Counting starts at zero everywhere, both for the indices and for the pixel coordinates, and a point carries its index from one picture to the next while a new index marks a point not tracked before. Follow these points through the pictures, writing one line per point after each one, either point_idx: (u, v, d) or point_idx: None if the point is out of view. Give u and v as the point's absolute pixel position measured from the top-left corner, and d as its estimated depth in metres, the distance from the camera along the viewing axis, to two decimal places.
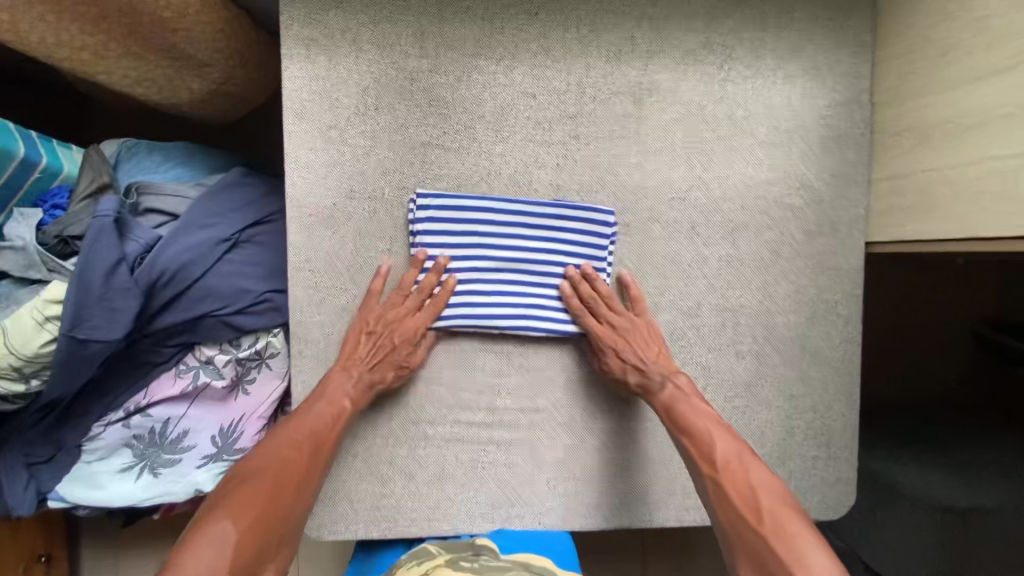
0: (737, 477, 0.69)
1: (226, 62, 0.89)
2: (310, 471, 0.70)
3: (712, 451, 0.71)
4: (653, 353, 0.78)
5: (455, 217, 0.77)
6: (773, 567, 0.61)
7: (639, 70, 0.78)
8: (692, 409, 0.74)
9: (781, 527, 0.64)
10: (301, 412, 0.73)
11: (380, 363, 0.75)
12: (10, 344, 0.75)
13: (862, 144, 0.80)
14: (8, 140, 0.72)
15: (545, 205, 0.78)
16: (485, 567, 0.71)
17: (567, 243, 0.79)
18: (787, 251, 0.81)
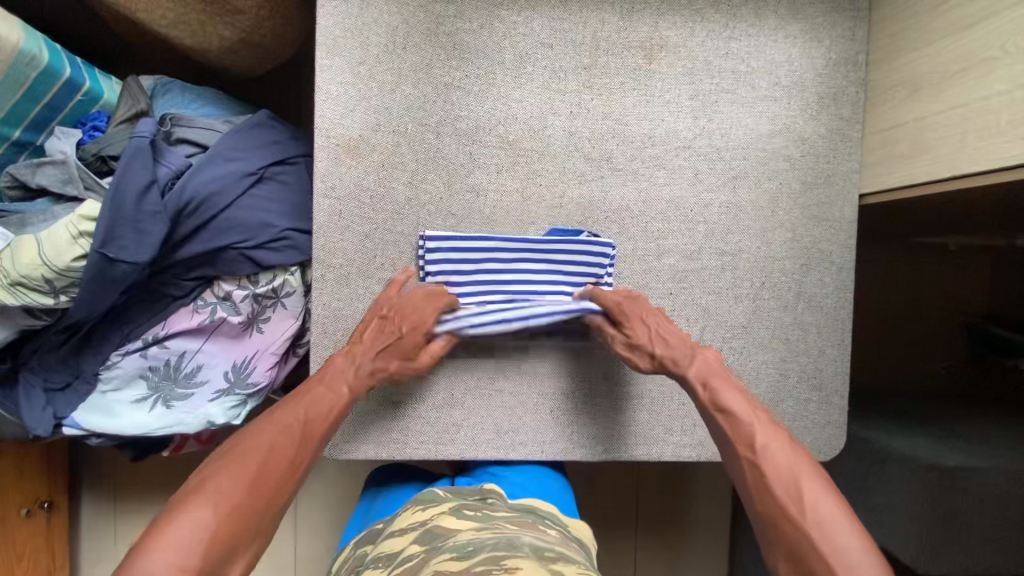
0: (775, 460, 0.66)
1: (258, 12, 0.94)
2: (299, 456, 0.68)
3: (744, 435, 0.69)
4: (678, 340, 0.78)
5: (464, 257, 0.82)
6: (812, 561, 0.58)
7: (651, 26, 0.83)
8: (726, 389, 0.73)
9: (823, 521, 0.60)
10: (306, 394, 0.73)
11: (385, 351, 0.77)
12: (45, 256, 0.78)
13: (857, 102, 0.85)
14: (57, 61, 0.77)
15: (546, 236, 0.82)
16: (488, 516, 0.72)
17: (569, 264, 0.84)
18: (785, 201, 0.85)
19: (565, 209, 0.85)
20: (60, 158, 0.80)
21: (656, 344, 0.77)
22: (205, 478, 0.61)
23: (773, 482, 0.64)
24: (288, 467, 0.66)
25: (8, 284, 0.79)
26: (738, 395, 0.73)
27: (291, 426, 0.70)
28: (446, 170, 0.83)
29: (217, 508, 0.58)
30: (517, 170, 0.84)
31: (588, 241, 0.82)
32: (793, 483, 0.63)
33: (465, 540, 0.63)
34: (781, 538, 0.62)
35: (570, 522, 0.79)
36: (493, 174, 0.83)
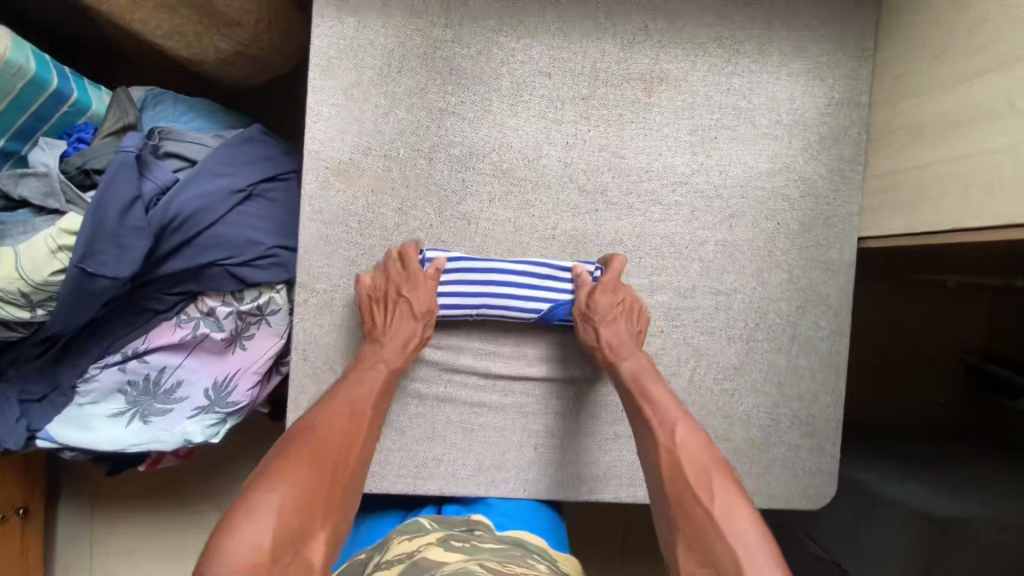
0: (689, 448, 0.70)
1: (255, 25, 0.93)
2: (364, 437, 0.70)
3: (664, 428, 0.71)
4: (622, 336, 0.77)
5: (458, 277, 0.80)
6: (715, 541, 0.61)
7: (652, 58, 0.82)
8: (654, 381, 0.75)
9: (729, 508, 0.64)
10: (361, 376, 0.74)
11: (411, 321, 0.78)
12: (22, 269, 0.76)
13: (859, 144, 0.83)
14: (44, 72, 0.76)
15: (537, 265, 0.81)
16: (477, 547, 0.69)
17: (560, 272, 0.81)
18: (782, 241, 0.83)
19: (556, 241, 0.83)
20: (43, 170, 0.78)
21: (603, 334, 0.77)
22: (285, 461, 0.63)
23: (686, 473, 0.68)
24: (353, 448, 0.69)
25: None
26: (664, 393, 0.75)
27: (351, 408, 0.71)
28: (436, 196, 0.81)
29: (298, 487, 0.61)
30: (510, 200, 0.82)
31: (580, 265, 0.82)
32: (704, 471, 0.68)
33: (455, 570, 0.60)
34: (685, 522, 0.64)
35: (559, 556, 0.77)
36: (485, 202, 0.82)
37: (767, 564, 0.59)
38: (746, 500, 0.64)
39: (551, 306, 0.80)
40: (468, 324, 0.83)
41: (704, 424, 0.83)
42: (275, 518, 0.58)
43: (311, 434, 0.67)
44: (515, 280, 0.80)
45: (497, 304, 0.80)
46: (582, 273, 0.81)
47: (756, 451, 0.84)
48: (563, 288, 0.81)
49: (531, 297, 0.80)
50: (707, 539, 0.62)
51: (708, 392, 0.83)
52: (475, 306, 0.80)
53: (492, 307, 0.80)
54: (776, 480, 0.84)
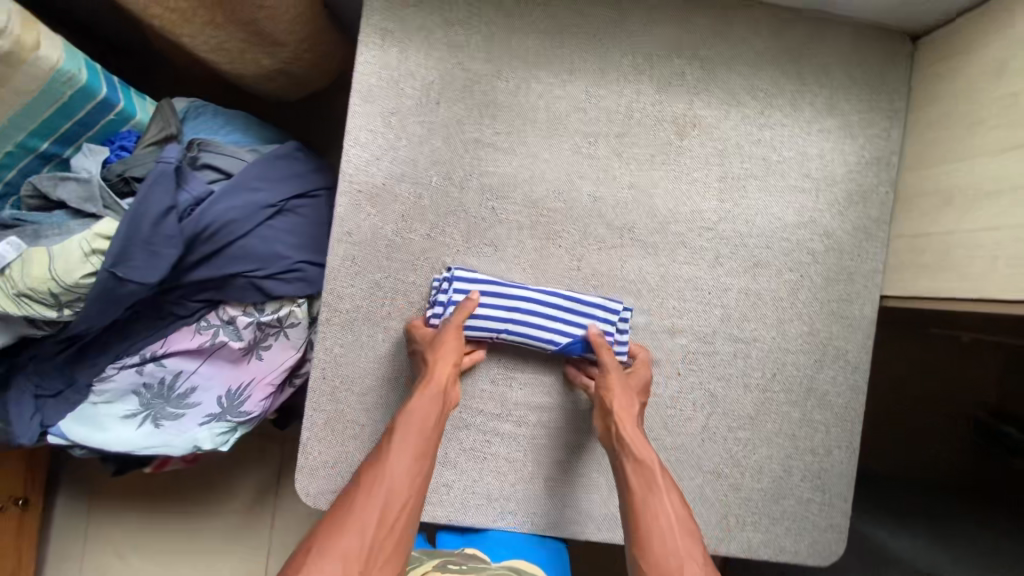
0: (665, 534, 0.67)
1: (297, 44, 0.95)
2: (405, 512, 0.68)
3: (673, 535, 0.67)
4: (635, 419, 0.75)
5: (485, 297, 0.80)
6: None
7: (686, 104, 0.83)
8: (645, 457, 0.73)
9: None
10: (395, 446, 0.71)
11: (448, 385, 0.76)
12: (55, 270, 0.77)
13: (885, 203, 0.84)
14: (94, 80, 0.77)
15: (560, 296, 0.81)
16: (473, 569, 0.73)
17: (584, 310, 0.81)
18: (805, 293, 0.84)
19: (579, 276, 0.83)
20: (85, 175, 0.80)
21: (620, 410, 0.75)
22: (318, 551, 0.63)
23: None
24: (380, 537, 0.65)
25: (13, 294, 0.77)
26: (676, 501, 0.71)
27: (381, 488, 0.68)
28: (465, 226, 0.82)
29: None
30: (537, 231, 0.82)
31: (601, 301, 0.82)
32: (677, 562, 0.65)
33: None
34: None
35: None
36: (511, 233, 0.82)
37: None
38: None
39: (569, 340, 0.81)
40: (489, 351, 0.83)
41: (717, 471, 0.83)
42: None
43: (348, 518, 0.66)
44: (539, 309, 0.80)
45: (520, 330, 0.80)
46: (597, 335, 0.80)
47: (767, 503, 0.83)
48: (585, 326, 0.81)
49: (552, 327, 0.80)
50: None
51: (721, 440, 0.83)
52: (498, 329, 0.80)
53: (514, 332, 0.80)
54: (784, 533, 0.83)
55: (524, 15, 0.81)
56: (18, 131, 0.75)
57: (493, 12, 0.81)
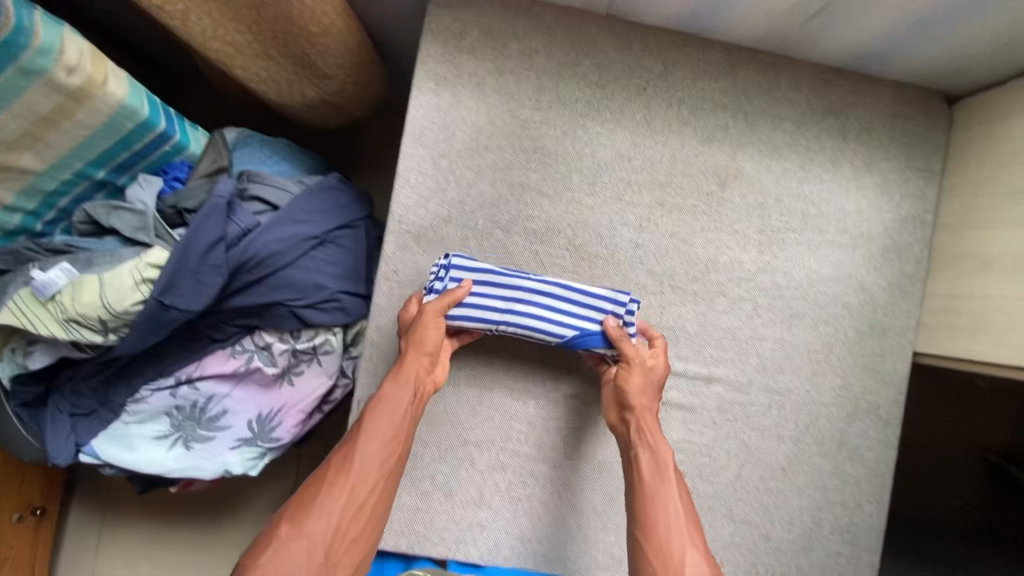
0: (670, 523, 0.69)
1: (345, 77, 0.97)
2: (374, 498, 0.68)
3: (681, 526, 0.69)
4: (654, 413, 0.76)
5: (482, 286, 0.78)
6: None
7: (729, 156, 0.85)
8: (657, 447, 0.73)
9: None
10: (367, 432, 0.70)
11: (422, 372, 0.75)
12: (106, 298, 0.78)
13: (920, 260, 0.86)
14: (154, 115, 0.78)
15: (565, 289, 0.78)
16: None
17: (590, 304, 0.79)
18: (838, 346, 0.85)
19: None
20: (140, 207, 0.81)
21: (640, 404, 0.76)
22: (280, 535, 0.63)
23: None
24: (346, 522, 0.65)
25: (63, 319, 0.78)
26: (682, 493, 0.72)
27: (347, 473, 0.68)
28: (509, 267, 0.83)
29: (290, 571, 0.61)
30: (579, 275, 0.84)
31: (608, 294, 0.79)
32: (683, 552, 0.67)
33: None
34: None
35: None
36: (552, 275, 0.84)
37: None
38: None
39: (573, 334, 0.78)
40: (515, 366, 0.84)
41: (747, 520, 0.83)
42: None
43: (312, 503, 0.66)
44: (539, 300, 0.78)
45: (519, 321, 0.78)
46: (613, 327, 0.77)
47: (797, 554, 0.84)
48: (589, 319, 0.78)
49: (553, 320, 0.78)
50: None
51: (753, 489, 0.84)
52: (496, 322, 0.78)
53: (513, 324, 0.77)
54: None
55: (574, 65, 0.83)
56: (76, 161, 0.76)
57: (544, 62, 0.83)
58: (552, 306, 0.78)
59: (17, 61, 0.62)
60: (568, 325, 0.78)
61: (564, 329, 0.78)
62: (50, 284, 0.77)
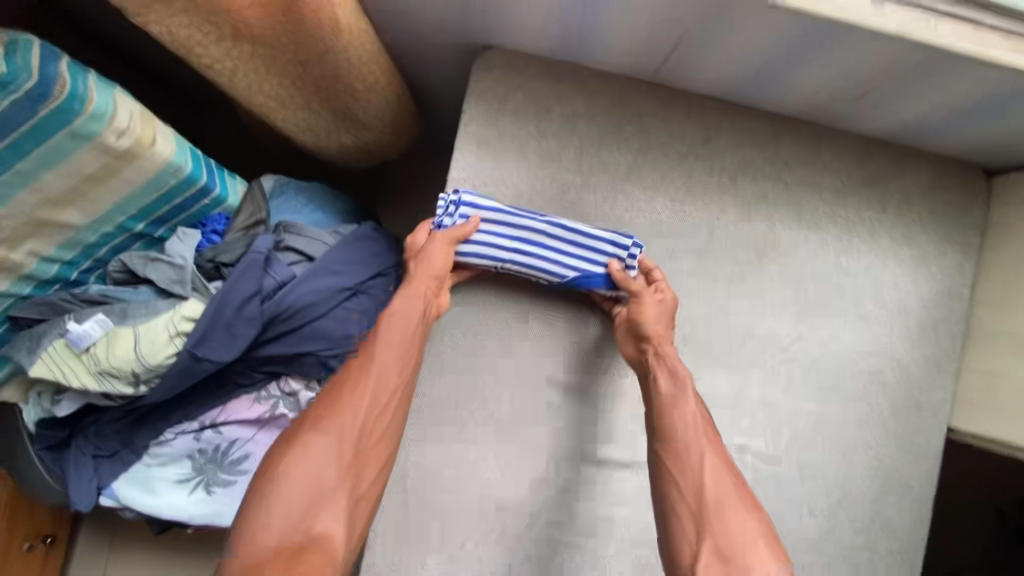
0: (693, 433, 0.70)
1: (381, 128, 0.97)
2: (390, 402, 0.71)
3: (702, 435, 0.70)
4: (669, 340, 0.77)
5: (490, 224, 0.80)
6: (717, 532, 0.62)
7: (768, 225, 0.85)
8: (671, 367, 0.74)
9: (723, 505, 0.64)
10: (382, 344, 0.74)
11: (431, 293, 0.77)
12: (140, 351, 0.77)
13: (956, 334, 0.86)
14: (197, 170, 0.77)
15: (573, 230, 0.79)
16: None
17: (598, 245, 0.79)
18: (873, 420, 0.84)
19: None
20: (178, 260, 0.81)
21: (655, 333, 0.77)
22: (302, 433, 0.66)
23: (707, 488, 0.65)
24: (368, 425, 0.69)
25: (96, 371, 0.78)
26: (700, 407, 0.73)
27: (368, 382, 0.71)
28: (543, 329, 0.83)
29: (317, 459, 0.64)
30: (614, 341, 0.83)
31: (614, 237, 0.79)
32: (706, 457, 0.68)
33: None
34: (711, 539, 0.62)
35: None
36: (583, 320, 0.83)
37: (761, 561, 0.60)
38: (774, 534, 0.63)
39: (576, 276, 0.80)
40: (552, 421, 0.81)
41: None
42: (296, 493, 0.61)
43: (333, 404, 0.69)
44: (547, 242, 0.79)
45: (525, 262, 0.80)
46: (618, 271, 0.79)
47: None
48: (595, 260, 0.80)
49: (560, 262, 0.80)
50: (736, 549, 0.61)
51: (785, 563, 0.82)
52: (504, 260, 0.80)
53: (518, 264, 0.80)
54: None
55: (615, 131, 0.84)
56: (117, 215, 0.76)
57: (586, 127, 0.83)
58: (560, 249, 0.80)
59: (69, 126, 0.62)
60: (573, 264, 0.80)
61: (568, 269, 0.80)
62: (85, 336, 0.77)
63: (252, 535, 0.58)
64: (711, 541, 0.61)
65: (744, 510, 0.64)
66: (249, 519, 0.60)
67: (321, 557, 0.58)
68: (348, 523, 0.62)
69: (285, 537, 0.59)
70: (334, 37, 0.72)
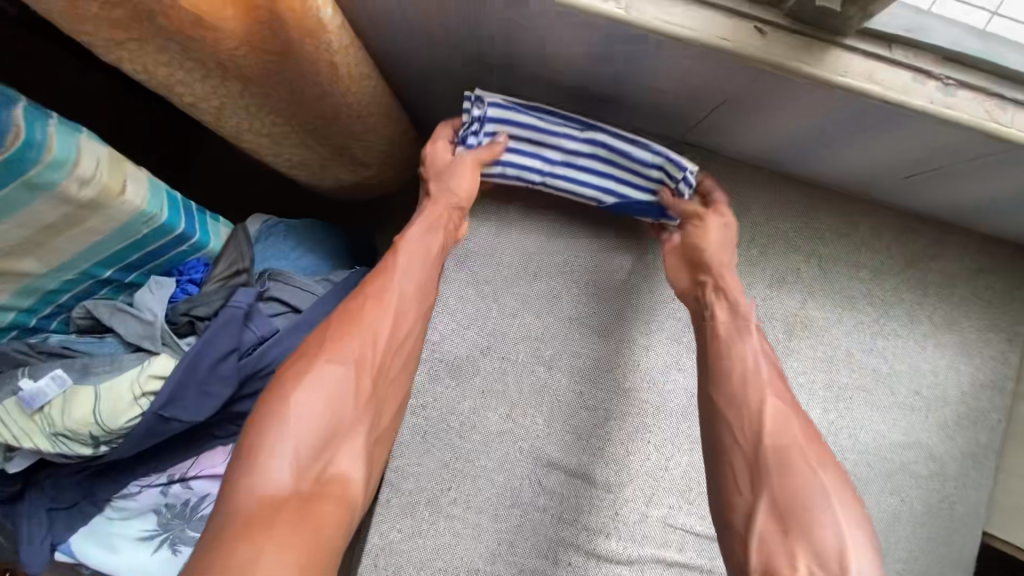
0: (755, 370, 0.61)
1: (382, 164, 0.90)
2: (408, 332, 0.65)
3: (768, 379, 0.60)
4: (731, 267, 0.69)
5: (522, 140, 0.73)
6: (779, 489, 0.53)
7: (799, 303, 0.77)
8: (733, 303, 0.66)
9: (788, 456, 0.54)
10: (400, 266, 0.66)
11: (453, 222, 0.72)
12: (100, 415, 0.69)
13: (997, 431, 0.78)
14: (174, 217, 0.70)
15: (615, 146, 0.72)
16: None
17: (642, 163, 0.72)
18: (904, 521, 0.76)
19: (666, 479, 0.73)
20: (148, 316, 0.74)
21: (717, 262, 0.69)
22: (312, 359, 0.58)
23: (768, 434, 0.56)
24: (385, 355, 0.62)
25: (51, 433, 0.70)
26: (763, 341, 0.64)
27: (386, 307, 0.64)
28: (548, 407, 0.74)
29: (327, 386, 0.57)
30: (624, 423, 0.74)
31: (663, 156, 0.71)
32: (773, 403, 0.58)
33: None
34: (768, 493, 0.53)
35: None
36: (591, 385, 0.74)
37: (833, 522, 0.50)
38: (851, 487, 0.53)
39: (616, 202, 0.75)
40: (551, 510, 0.72)
41: None
42: (304, 423, 0.55)
43: (345, 328, 0.61)
44: (583, 160, 0.73)
45: (559, 184, 0.75)
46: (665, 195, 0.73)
47: None
48: (638, 180, 0.74)
49: (602, 186, 0.74)
50: (801, 507, 0.51)
51: None
52: (536, 180, 0.75)
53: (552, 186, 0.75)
54: None
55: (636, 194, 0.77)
56: (82, 262, 0.69)
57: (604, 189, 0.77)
58: (606, 174, 0.74)
59: (24, 175, 0.55)
60: (613, 184, 0.74)
61: (606, 190, 0.75)
62: (39, 396, 0.69)
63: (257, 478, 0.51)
64: (768, 495, 0.53)
65: (814, 463, 0.54)
66: (252, 457, 0.53)
67: (336, 505, 0.54)
68: (367, 461, 0.58)
69: (291, 482, 0.52)
70: (332, 83, 0.65)
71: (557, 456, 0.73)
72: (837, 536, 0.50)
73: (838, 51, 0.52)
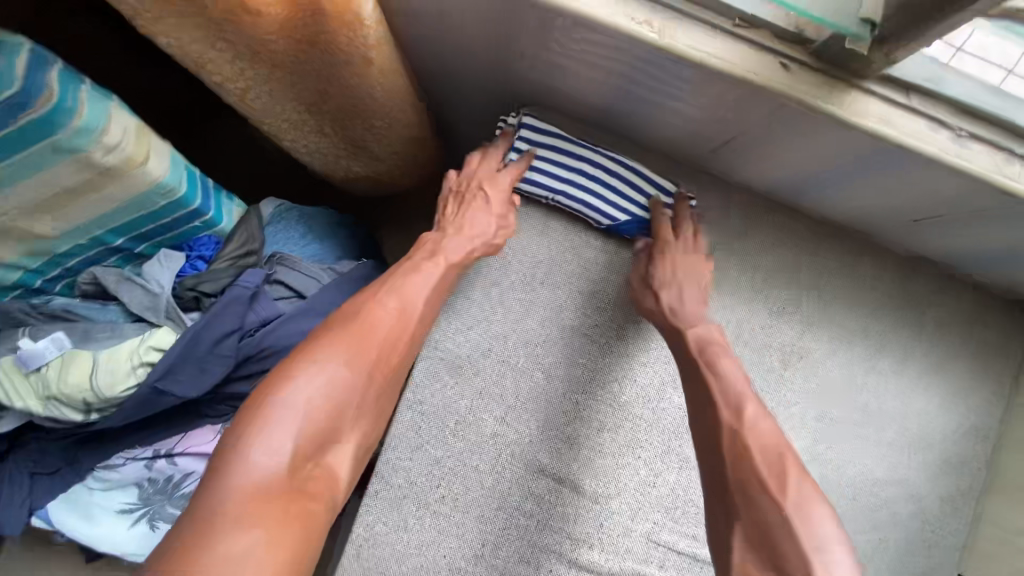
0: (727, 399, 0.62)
1: (400, 160, 0.91)
2: (410, 342, 0.65)
3: (736, 406, 0.62)
4: (700, 288, 0.73)
5: (550, 152, 0.78)
6: (748, 518, 0.55)
7: (796, 333, 0.79)
8: (703, 334, 0.68)
9: (754, 486, 0.56)
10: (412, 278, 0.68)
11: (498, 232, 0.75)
12: (96, 382, 0.69)
13: (977, 476, 0.80)
14: (191, 192, 0.71)
15: (631, 171, 0.78)
16: None
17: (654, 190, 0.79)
18: (881, 557, 0.77)
19: (652, 496, 0.74)
20: (155, 288, 0.75)
21: (658, 276, 0.72)
22: (311, 352, 0.58)
23: (736, 465, 0.58)
24: (399, 357, 0.63)
25: (44, 396, 0.70)
26: (736, 368, 0.65)
27: (401, 312, 0.65)
28: (542, 414, 0.74)
29: (330, 383, 0.57)
30: (618, 434, 0.75)
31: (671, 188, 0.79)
32: (737, 434, 0.59)
33: None
34: (740, 523, 0.55)
35: None
36: (586, 395, 0.75)
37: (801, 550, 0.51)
38: (826, 506, 0.54)
39: (626, 219, 0.78)
40: (536, 517, 0.72)
41: None
42: (296, 420, 0.54)
43: (347, 328, 0.61)
44: (603, 176, 0.77)
45: (577, 196, 0.77)
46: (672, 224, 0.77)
47: None
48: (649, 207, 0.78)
49: (617, 204, 0.78)
50: (770, 536, 0.53)
51: None
52: (557, 190, 0.77)
53: (571, 198, 0.77)
54: None
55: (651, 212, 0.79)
56: (95, 228, 0.69)
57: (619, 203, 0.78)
58: (622, 193, 0.78)
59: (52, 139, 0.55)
60: (626, 206, 0.78)
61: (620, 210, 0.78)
62: (38, 357, 0.69)
63: (239, 466, 0.50)
64: (741, 527, 0.55)
65: (775, 489, 0.55)
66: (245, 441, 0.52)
67: (320, 504, 0.53)
68: (353, 464, 0.59)
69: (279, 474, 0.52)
70: (363, 77, 0.66)
71: (548, 463, 0.73)
72: (810, 567, 0.50)
73: (857, 94, 0.54)
